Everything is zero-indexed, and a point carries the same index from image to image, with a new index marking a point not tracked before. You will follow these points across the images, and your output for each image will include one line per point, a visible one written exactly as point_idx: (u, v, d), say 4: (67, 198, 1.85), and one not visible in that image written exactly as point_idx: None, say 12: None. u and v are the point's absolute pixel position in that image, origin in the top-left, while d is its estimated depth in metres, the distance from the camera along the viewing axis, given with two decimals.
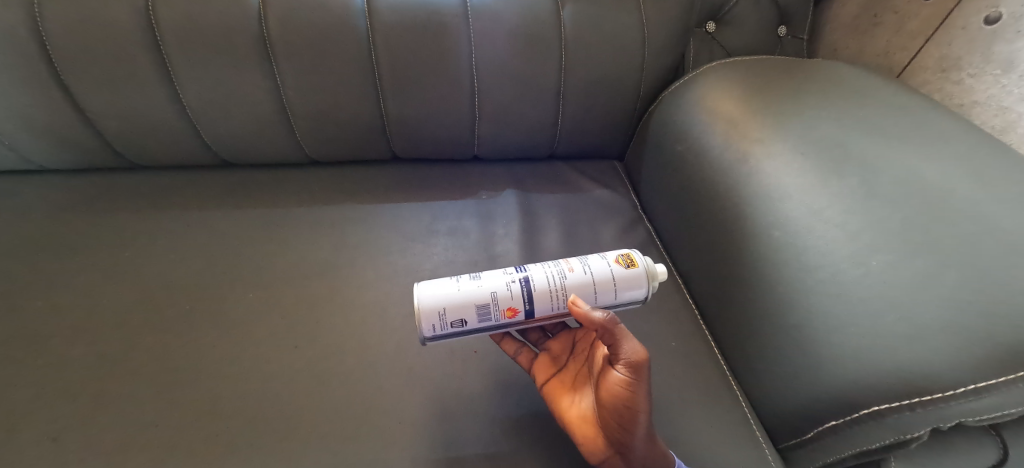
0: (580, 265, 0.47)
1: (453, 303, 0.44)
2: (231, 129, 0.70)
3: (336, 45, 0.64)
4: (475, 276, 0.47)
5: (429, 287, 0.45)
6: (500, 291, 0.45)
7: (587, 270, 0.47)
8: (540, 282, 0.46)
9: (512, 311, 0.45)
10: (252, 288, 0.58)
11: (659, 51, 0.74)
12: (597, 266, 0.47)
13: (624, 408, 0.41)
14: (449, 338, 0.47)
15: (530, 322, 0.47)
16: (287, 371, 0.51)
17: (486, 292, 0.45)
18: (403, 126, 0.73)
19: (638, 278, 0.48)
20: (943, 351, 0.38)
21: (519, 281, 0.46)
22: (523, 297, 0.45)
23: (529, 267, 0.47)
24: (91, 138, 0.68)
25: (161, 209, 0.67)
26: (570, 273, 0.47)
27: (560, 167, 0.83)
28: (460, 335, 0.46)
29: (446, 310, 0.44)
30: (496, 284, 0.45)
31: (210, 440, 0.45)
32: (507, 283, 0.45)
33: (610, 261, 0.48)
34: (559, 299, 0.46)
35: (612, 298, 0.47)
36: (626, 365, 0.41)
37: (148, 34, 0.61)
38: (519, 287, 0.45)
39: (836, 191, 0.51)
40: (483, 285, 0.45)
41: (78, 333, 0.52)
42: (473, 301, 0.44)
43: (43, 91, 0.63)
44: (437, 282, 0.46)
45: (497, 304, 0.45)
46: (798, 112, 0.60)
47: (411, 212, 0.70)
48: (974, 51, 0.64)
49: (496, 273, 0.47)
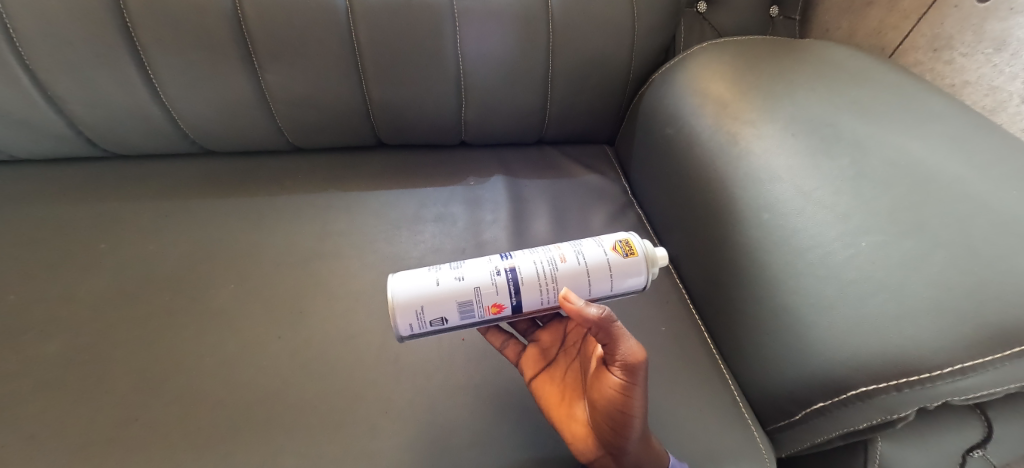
0: (573, 254, 0.46)
1: (431, 300, 0.43)
2: (209, 116, 0.67)
3: (314, 28, 0.62)
4: (457, 266, 0.45)
5: (403, 282, 0.44)
6: (483, 285, 0.44)
7: (581, 259, 0.46)
8: (528, 272, 0.45)
9: (499, 305, 0.44)
10: (234, 278, 0.57)
11: (649, 32, 0.72)
12: (591, 254, 0.46)
13: (619, 412, 0.39)
14: (435, 334, 0.46)
15: (519, 314, 0.47)
16: (271, 362, 0.50)
17: (469, 286, 0.44)
18: (388, 111, 0.71)
19: (631, 268, 0.47)
20: (930, 331, 0.38)
21: (505, 273, 0.45)
22: (510, 290, 0.44)
23: (517, 257, 0.46)
24: (64, 126, 0.66)
25: (139, 199, 0.65)
26: (562, 263, 0.45)
27: (549, 151, 0.82)
28: (447, 330, 0.46)
29: (423, 308, 0.43)
30: (480, 277, 0.44)
31: (194, 433, 0.44)
32: (491, 276, 0.44)
33: (606, 248, 0.47)
34: (550, 290, 0.45)
35: (605, 290, 0.47)
36: (622, 367, 0.39)
37: (119, 17, 0.58)
38: (505, 280, 0.44)
39: (826, 172, 0.50)
40: (466, 280, 0.44)
41: (54, 328, 0.51)
42: (454, 297, 0.43)
43: (8, 77, 0.60)
44: (411, 275, 0.44)
45: (482, 297, 0.44)
46: (788, 92, 0.59)
47: (398, 199, 0.69)
48: (966, 30, 0.63)
49: (480, 264, 0.45)
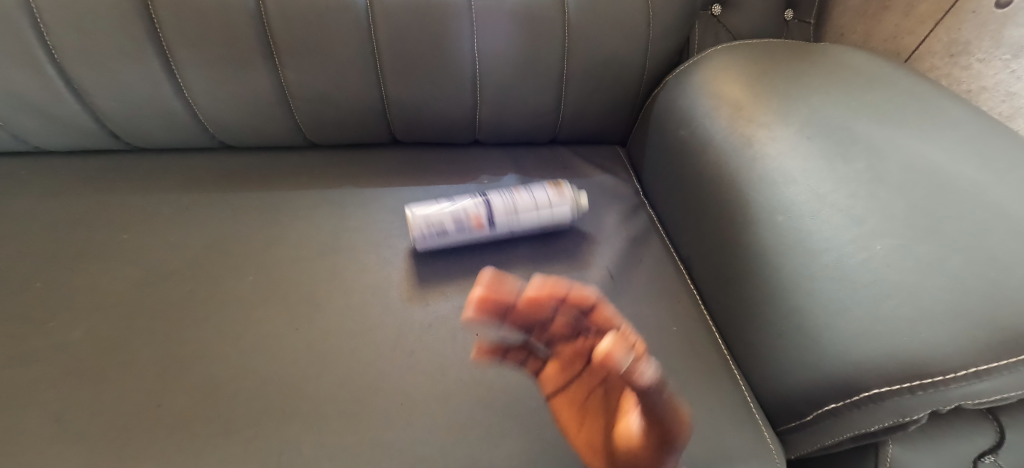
0: (526, 190, 0.64)
1: (433, 215, 0.59)
2: (229, 112, 0.69)
3: (334, 26, 0.63)
4: (451, 200, 0.63)
5: (415, 208, 0.60)
6: (466, 207, 0.61)
7: (531, 191, 0.64)
8: (495, 200, 0.62)
9: (481, 216, 0.61)
10: (252, 271, 0.58)
11: (664, 33, 0.72)
12: (539, 189, 0.65)
13: (634, 445, 0.40)
14: (437, 244, 0.61)
15: (497, 229, 0.62)
16: (288, 353, 0.51)
17: (457, 208, 0.61)
18: (403, 109, 0.72)
19: (572, 198, 0.65)
20: (944, 334, 0.38)
21: (481, 201, 0.62)
22: (488, 205, 0.62)
23: (490, 193, 0.64)
24: (89, 120, 0.67)
25: (160, 191, 0.66)
26: (518, 195, 0.63)
27: (562, 151, 0.82)
28: (446, 238, 0.60)
29: (427, 220, 0.59)
30: (464, 204, 0.62)
31: (213, 421, 0.45)
32: (474, 196, 0.63)
33: (548, 185, 0.66)
34: (515, 212, 0.62)
35: (557, 212, 0.64)
36: (654, 415, 0.40)
37: (144, 15, 0.59)
38: (479, 205, 0.62)
39: (841, 175, 0.50)
40: (455, 205, 0.61)
41: (80, 315, 0.52)
42: (447, 215, 0.60)
43: (37, 69, 0.61)
44: (422, 204, 0.61)
45: (468, 206, 0.61)
46: (803, 95, 0.59)
47: (412, 196, 0.70)
48: (983, 36, 0.62)
49: (466, 198, 0.63)
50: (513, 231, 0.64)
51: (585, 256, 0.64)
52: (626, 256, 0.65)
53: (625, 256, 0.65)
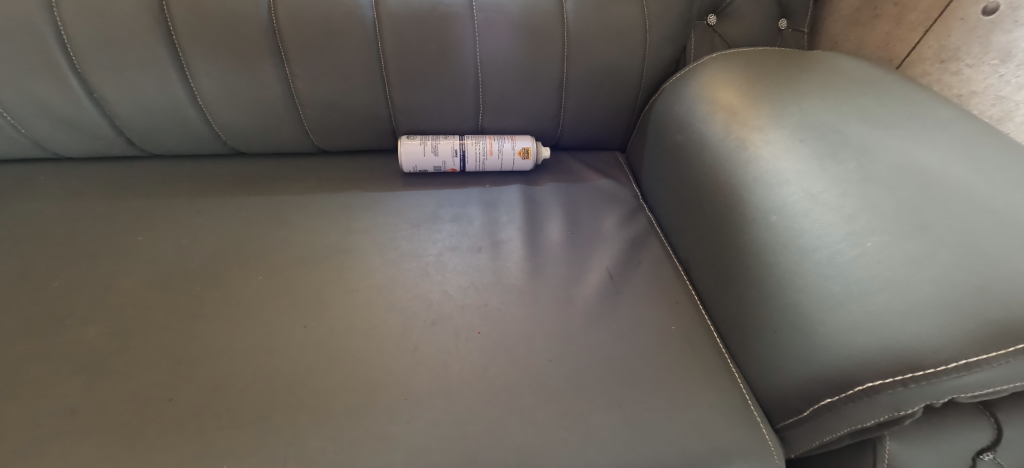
0: (496, 150, 0.76)
1: (421, 162, 0.74)
2: (240, 119, 0.71)
3: (342, 35, 0.66)
4: (435, 148, 0.74)
5: (407, 151, 0.73)
6: (446, 161, 0.75)
7: (500, 154, 0.76)
8: (470, 157, 0.75)
9: (461, 163, 0.76)
10: (261, 270, 0.60)
11: (661, 42, 0.75)
12: (508, 153, 0.76)
13: None
14: (419, 165, 0.75)
15: (469, 169, 0.77)
16: (298, 349, 0.52)
17: (439, 160, 0.75)
18: (408, 116, 0.75)
19: (533, 147, 0.77)
20: (935, 327, 0.39)
21: (459, 154, 0.75)
22: (464, 140, 0.76)
23: (467, 145, 0.75)
24: (106, 127, 0.70)
25: (173, 195, 0.69)
26: (489, 156, 0.76)
27: (563, 156, 0.84)
28: (430, 167, 0.75)
29: (415, 166, 0.74)
30: (445, 156, 0.75)
31: (223, 414, 0.46)
32: (454, 135, 0.77)
33: (516, 149, 0.76)
34: (487, 165, 0.76)
35: (517, 155, 0.76)
36: None
37: (162, 25, 0.62)
38: (457, 159, 0.75)
39: (832, 175, 0.52)
40: (438, 157, 0.74)
41: (94, 313, 0.54)
42: (430, 164, 0.75)
43: (57, 76, 0.64)
44: (411, 147, 0.73)
45: (449, 139, 0.76)
46: (796, 99, 0.61)
47: (416, 199, 0.72)
48: (972, 42, 0.64)
49: (447, 146, 0.75)
50: (480, 171, 0.78)
51: (585, 257, 0.66)
52: (624, 257, 0.66)
53: (623, 257, 0.66)
